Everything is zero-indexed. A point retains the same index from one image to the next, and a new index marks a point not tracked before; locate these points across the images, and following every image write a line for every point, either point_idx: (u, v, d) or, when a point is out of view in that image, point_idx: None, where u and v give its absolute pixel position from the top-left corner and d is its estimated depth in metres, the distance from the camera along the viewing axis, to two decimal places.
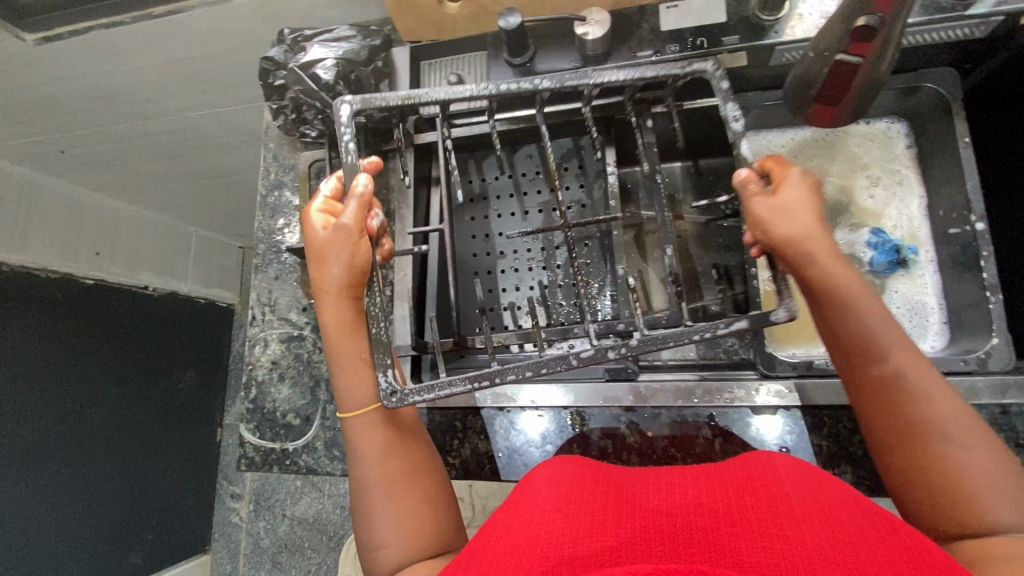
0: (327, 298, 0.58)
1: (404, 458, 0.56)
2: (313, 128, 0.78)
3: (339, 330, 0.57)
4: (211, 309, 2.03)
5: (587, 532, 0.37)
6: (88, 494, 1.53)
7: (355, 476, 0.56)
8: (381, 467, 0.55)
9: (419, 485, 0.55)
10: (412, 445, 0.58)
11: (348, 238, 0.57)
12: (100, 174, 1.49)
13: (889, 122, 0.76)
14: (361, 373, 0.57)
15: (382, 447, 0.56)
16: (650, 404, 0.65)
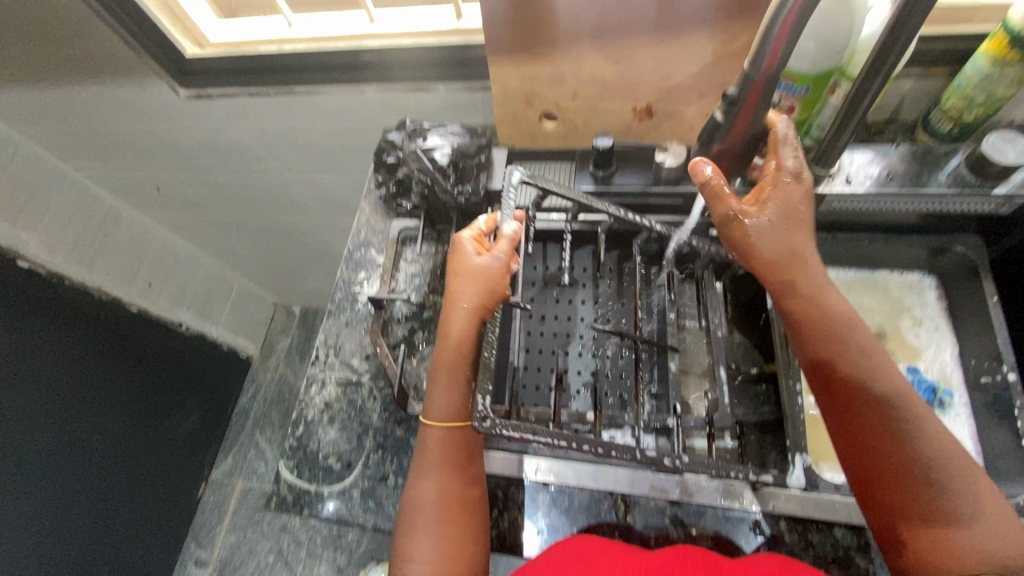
0: (453, 310, 0.63)
1: (461, 484, 0.62)
2: (409, 200, 0.89)
3: (458, 345, 0.63)
4: (232, 357, 2.05)
5: None
6: (61, 528, 1.44)
7: (414, 484, 0.61)
8: (439, 489, 0.60)
9: (461, 524, 0.60)
10: (471, 477, 0.63)
11: (495, 267, 0.64)
12: (178, 214, 1.62)
13: (921, 276, 0.85)
14: (452, 388, 0.63)
15: (444, 464, 0.61)
16: (697, 500, 0.67)
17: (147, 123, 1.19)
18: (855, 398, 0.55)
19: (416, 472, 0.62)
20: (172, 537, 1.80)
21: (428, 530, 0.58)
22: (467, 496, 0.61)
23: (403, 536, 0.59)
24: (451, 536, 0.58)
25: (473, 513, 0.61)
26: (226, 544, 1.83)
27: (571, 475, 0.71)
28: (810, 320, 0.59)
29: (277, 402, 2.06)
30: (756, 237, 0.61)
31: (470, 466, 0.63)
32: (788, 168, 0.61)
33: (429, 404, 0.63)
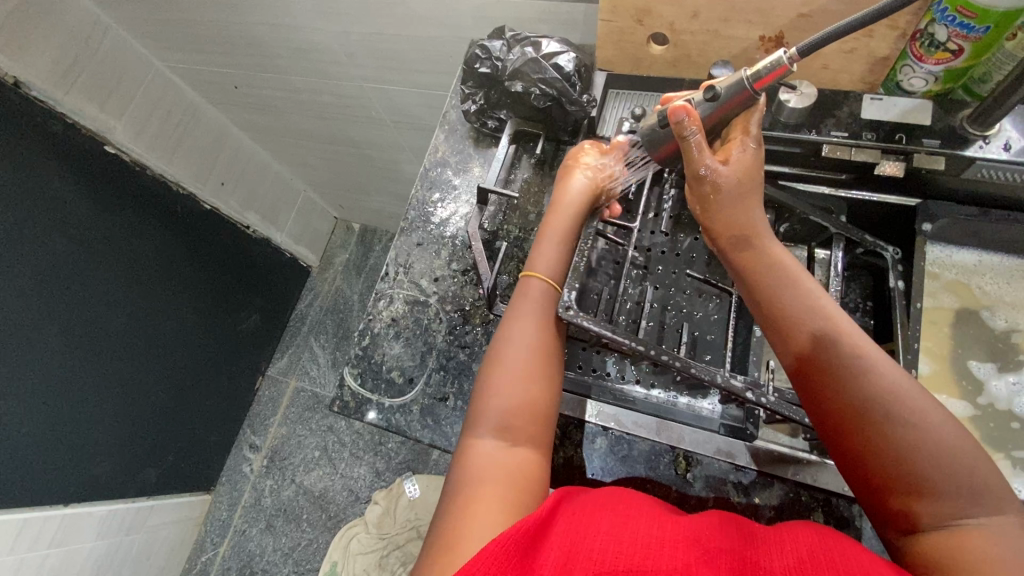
0: (563, 191, 0.72)
1: (542, 390, 0.59)
2: (494, 119, 0.86)
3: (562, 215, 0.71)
4: (293, 265, 2.12)
5: (643, 558, 0.43)
6: (139, 396, 1.59)
7: (487, 383, 0.60)
8: (514, 394, 0.58)
9: (545, 374, 0.60)
10: (558, 337, 0.64)
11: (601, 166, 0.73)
12: (252, 116, 1.62)
13: None
14: (558, 249, 0.69)
15: (541, 316, 0.64)
16: (763, 470, 0.65)
17: (231, 15, 1.17)
18: (820, 353, 0.52)
19: (510, 321, 0.64)
20: (231, 421, 1.97)
21: (513, 373, 0.59)
22: (553, 352, 0.63)
23: (489, 373, 0.60)
24: (536, 383, 0.59)
25: (556, 369, 0.62)
26: (277, 436, 1.98)
27: (630, 423, 0.69)
28: (769, 282, 0.57)
29: (332, 312, 2.14)
30: (720, 196, 0.61)
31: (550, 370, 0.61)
32: (752, 135, 0.62)
33: (534, 259, 0.68)
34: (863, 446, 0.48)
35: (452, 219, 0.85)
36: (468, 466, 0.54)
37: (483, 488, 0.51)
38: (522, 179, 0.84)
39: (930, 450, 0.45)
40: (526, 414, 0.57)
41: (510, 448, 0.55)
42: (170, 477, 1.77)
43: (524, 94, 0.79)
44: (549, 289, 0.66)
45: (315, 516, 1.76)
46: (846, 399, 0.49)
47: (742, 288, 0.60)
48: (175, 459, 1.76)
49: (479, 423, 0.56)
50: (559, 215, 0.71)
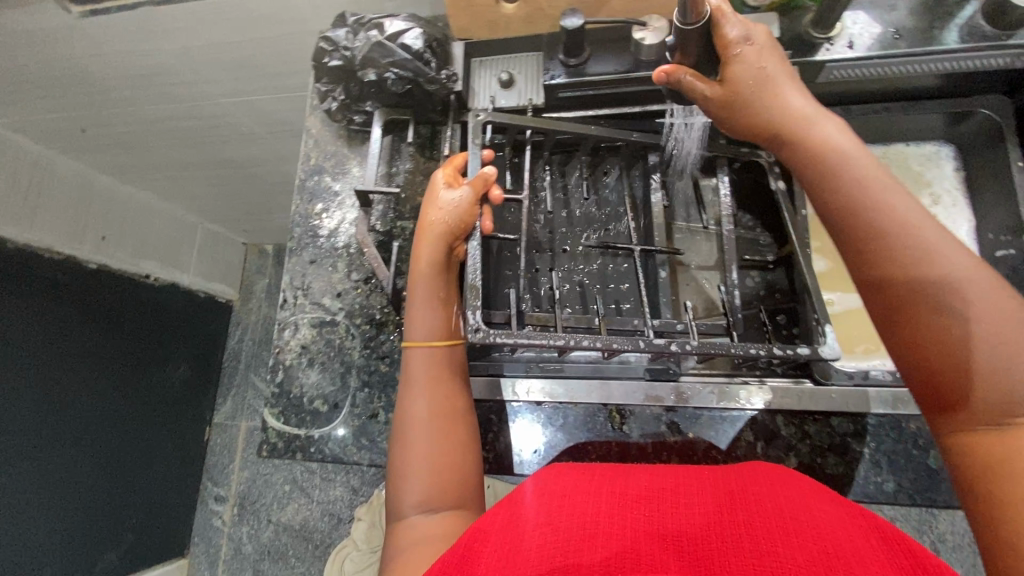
0: (424, 235, 0.65)
1: (456, 445, 0.58)
2: (359, 114, 0.80)
3: (427, 265, 0.65)
4: (211, 303, 1.99)
5: (580, 544, 0.42)
6: (73, 484, 1.46)
7: (399, 453, 0.57)
8: (427, 457, 0.56)
9: (453, 436, 0.59)
10: (459, 393, 0.62)
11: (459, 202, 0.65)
12: (115, 158, 1.47)
13: (939, 146, 0.81)
14: (431, 309, 0.64)
15: (433, 381, 0.61)
16: (692, 405, 0.67)
17: (49, 52, 1.04)
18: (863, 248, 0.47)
19: (405, 394, 0.61)
20: (187, 479, 1.86)
21: (420, 444, 0.57)
22: (458, 408, 0.61)
23: (396, 452, 0.58)
24: (445, 447, 0.58)
25: (465, 425, 0.60)
26: (242, 481, 1.89)
27: (561, 392, 0.70)
28: (809, 182, 0.53)
29: (265, 342, 2.04)
30: (734, 110, 0.58)
31: (460, 429, 0.60)
32: (737, 40, 0.57)
33: (412, 328, 0.63)
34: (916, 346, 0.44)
35: (341, 228, 0.80)
36: (399, 546, 0.52)
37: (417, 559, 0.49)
38: (404, 171, 0.80)
39: (998, 354, 0.40)
40: (442, 476, 0.56)
41: (438, 517, 0.53)
42: (135, 555, 1.66)
43: (380, 82, 0.73)
44: (434, 349, 0.62)
45: (301, 549, 1.70)
46: (892, 294, 0.45)
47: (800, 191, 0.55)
48: (135, 535, 1.65)
49: (400, 491, 0.55)
50: (424, 271, 0.64)
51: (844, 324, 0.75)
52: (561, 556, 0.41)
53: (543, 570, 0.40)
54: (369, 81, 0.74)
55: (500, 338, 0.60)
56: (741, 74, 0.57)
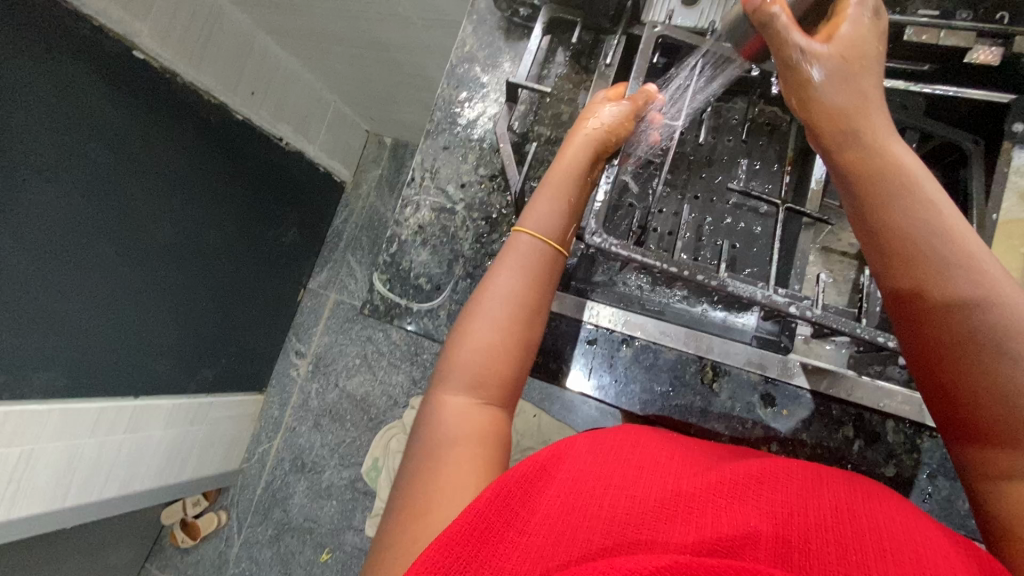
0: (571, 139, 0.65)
1: (512, 352, 0.58)
2: (526, 6, 0.78)
3: (566, 171, 0.64)
4: (327, 179, 2.12)
5: (653, 520, 0.43)
6: (190, 303, 1.69)
7: (457, 348, 0.57)
8: (483, 359, 0.56)
9: (523, 336, 0.58)
10: (542, 296, 0.61)
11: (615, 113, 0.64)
12: (276, 18, 1.54)
13: None
14: (555, 205, 0.63)
15: (524, 274, 0.60)
16: (794, 383, 0.66)
17: None
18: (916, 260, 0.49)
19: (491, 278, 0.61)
20: (277, 329, 2.09)
21: (492, 330, 0.57)
22: (537, 310, 0.60)
23: (465, 327, 0.59)
24: (511, 343, 0.57)
25: (535, 330, 0.60)
26: (321, 344, 2.09)
27: (656, 331, 0.68)
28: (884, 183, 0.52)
29: (366, 228, 2.16)
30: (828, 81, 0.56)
31: (522, 341, 0.59)
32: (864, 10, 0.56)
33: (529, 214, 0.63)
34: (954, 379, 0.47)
35: (480, 120, 0.81)
36: (437, 412, 0.54)
37: (452, 454, 0.50)
38: (556, 75, 0.78)
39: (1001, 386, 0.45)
40: (491, 380, 0.56)
41: (475, 415, 0.54)
42: (225, 378, 1.91)
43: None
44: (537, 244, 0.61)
45: (357, 417, 1.90)
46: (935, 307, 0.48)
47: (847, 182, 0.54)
48: (227, 362, 1.90)
49: (447, 382, 0.56)
50: (561, 176, 0.64)
51: None
52: (634, 527, 0.42)
53: (609, 539, 0.42)
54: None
55: (613, 244, 0.62)
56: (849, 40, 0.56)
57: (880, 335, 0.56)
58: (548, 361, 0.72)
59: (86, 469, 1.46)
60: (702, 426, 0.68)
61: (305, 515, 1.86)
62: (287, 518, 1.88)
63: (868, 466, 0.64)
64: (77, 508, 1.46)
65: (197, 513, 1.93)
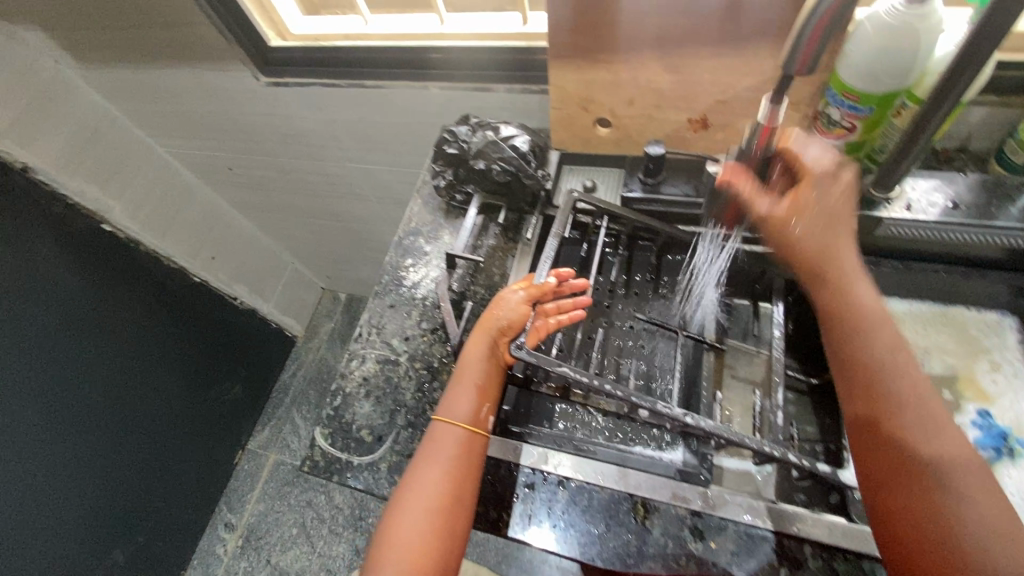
0: (480, 331, 0.76)
1: (448, 526, 0.65)
2: (463, 191, 0.95)
3: (473, 355, 0.74)
4: (280, 336, 2.15)
5: None
6: (112, 474, 1.55)
7: (390, 527, 0.65)
8: (413, 537, 0.64)
9: (443, 525, 0.65)
10: (466, 483, 0.67)
11: (514, 303, 0.75)
12: (245, 195, 1.72)
13: (999, 315, 0.83)
14: (469, 395, 0.72)
15: (448, 464, 0.68)
16: (719, 514, 0.70)
17: (231, 105, 1.30)
18: (884, 403, 0.60)
19: (417, 469, 0.68)
20: (209, 497, 1.91)
21: (412, 526, 0.64)
22: (461, 497, 0.66)
23: (391, 523, 0.65)
24: (434, 532, 0.64)
25: (460, 518, 0.66)
26: (254, 513, 1.91)
27: (590, 472, 0.73)
28: (857, 334, 0.64)
29: (315, 381, 2.16)
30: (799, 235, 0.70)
31: (456, 520, 0.65)
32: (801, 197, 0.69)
33: (447, 405, 0.72)
34: (933, 523, 0.53)
35: (423, 282, 0.91)
36: None
37: None
38: (488, 245, 0.92)
39: (972, 522, 0.52)
40: (421, 563, 0.62)
41: None
42: (137, 561, 1.67)
43: (486, 170, 0.88)
44: (458, 433, 0.70)
45: None
46: (895, 450, 0.57)
47: (839, 335, 0.66)
48: (144, 542, 1.68)
49: (379, 566, 0.62)
50: (469, 367, 0.73)
51: None
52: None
53: None
54: (477, 168, 0.89)
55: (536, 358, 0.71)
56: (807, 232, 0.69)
57: (768, 446, 0.66)
58: (487, 509, 0.73)
59: None
60: (639, 567, 0.69)
61: None
62: None
63: None
64: None
65: None
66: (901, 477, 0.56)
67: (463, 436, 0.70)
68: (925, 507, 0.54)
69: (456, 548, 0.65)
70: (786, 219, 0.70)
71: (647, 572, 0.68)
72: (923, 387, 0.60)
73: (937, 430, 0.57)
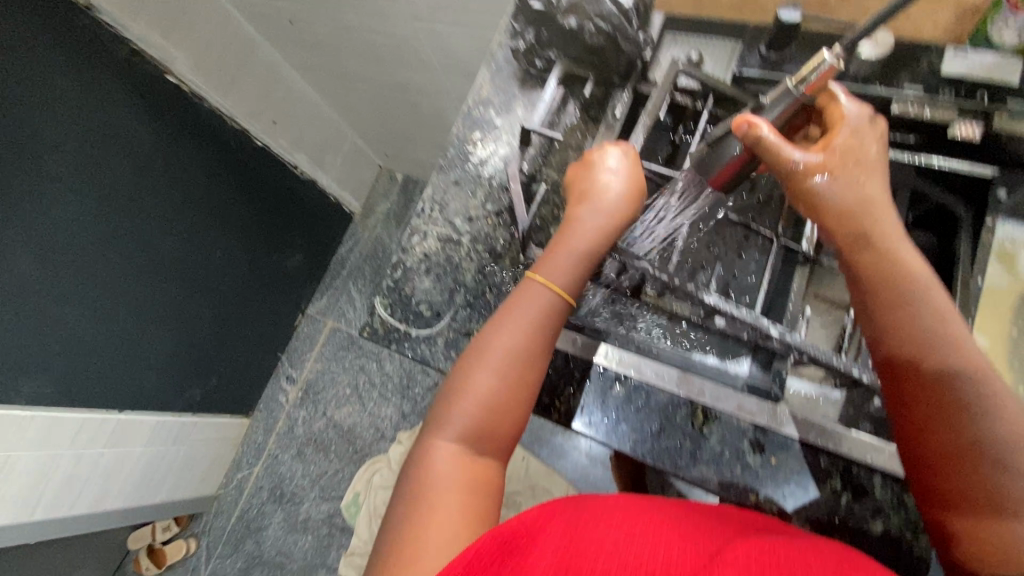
0: (586, 203, 0.70)
1: (516, 396, 0.62)
2: (543, 58, 0.83)
3: (575, 225, 0.69)
4: (338, 210, 2.17)
5: None
6: (186, 319, 1.68)
7: (460, 386, 0.62)
8: (478, 398, 0.61)
9: (513, 393, 0.62)
10: (543, 348, 0.65)
11: (623, 180, 0.70)
12: (306, 56, 1.63)
13: None
14: (571, 261, 0.67)
15: (527, 328, 0.64)
16: (783, 432, 0.68)
17: None
18: (921, 372, 0.55)
19: (500, 322, 0.64)
20: (272, 352, 2.08)
21: (484, 386, 0.61)
22: (532, 366, 0.64)
23: (460, 379, 0.62)
24: (504, 396, 0.62)
25: (529, 388, 0.63)
26: (313, 370, 2.08)
27: (651, 373, 0.71)
28: (893, 297, 0.57)
29: (371, 259, 2.21)
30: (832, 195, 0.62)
31: (524, 392, 0.63)
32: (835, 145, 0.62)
33: (545, 263, 0.67)
34: (967, 496, 0.51)
35: (490, 160, 0.84)
36: (420, 461, 0.58)
37: (443, 498, 0.55)
38: (567, 124, 0.83)
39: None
40: (489, 424, 0.60)
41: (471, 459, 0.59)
42: (212, 398, 1.88)
43: (578, 30, 0.80)
44: (551, 296, 0.66)
45: (342, 448, 1.87)
46: (951, 435, 0.52)
47: (868, 299, 0.59)
48: (217, 382, 1.88)
49: (447, 419, 0.60)
50: (573, 234, 0.68)
51: None
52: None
53: None
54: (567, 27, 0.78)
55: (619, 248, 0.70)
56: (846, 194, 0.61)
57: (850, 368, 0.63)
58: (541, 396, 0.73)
59: (61, 482, 1.44)
60: (691, 470, 0.68)
61: (279, 547, 1.82)
62: (259, 550, 1.84)
63: (855, 520, 0.64)
64: (42, 521, 1.43)
65: (165, 540, 1.87)
66: (951, 459, 0.52)
67: (552, 300, 0.65)
68: (971, 486, 0.51)
69: (527, 414, 0.64)
70: (820, 169, 0.62)
71: (698, 475, 0.68)
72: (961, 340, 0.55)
73: (981, 411, 0.52)
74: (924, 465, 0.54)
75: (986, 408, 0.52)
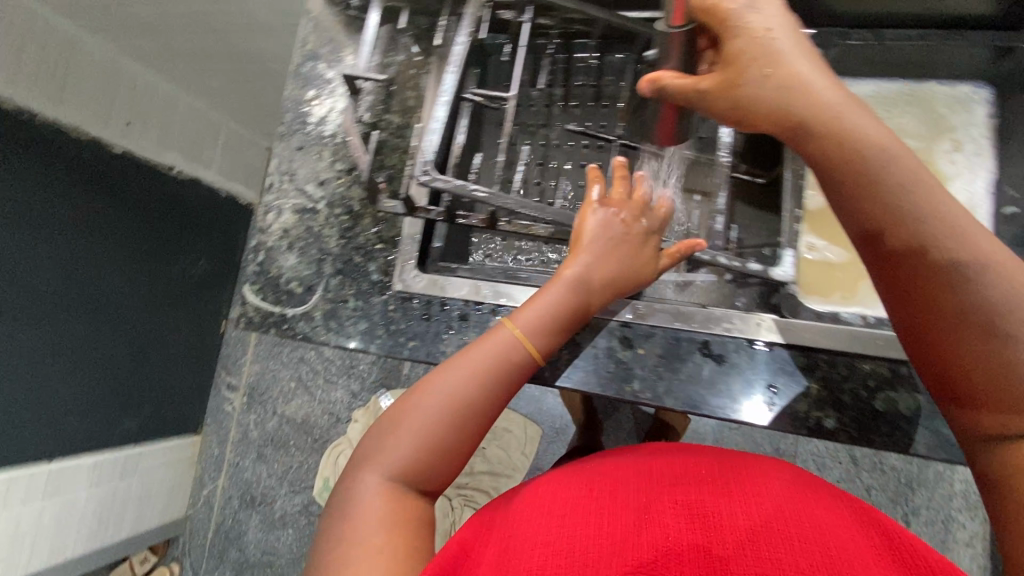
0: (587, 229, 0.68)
1: (461, 432, 0.59)
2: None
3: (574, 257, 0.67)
4: (232, 204, 2.04)
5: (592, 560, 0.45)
6: (93, 353, 1.58)
7: (398, 421, 0.59)
8: (421, 435, 0.58)
9: (457, 428, 0.59)
10: (509, 385, 0.62)
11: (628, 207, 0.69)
12: (141, 43, 1.47)
13: (975, 87, 0.78)
14: (556, 296, 0.66)
15: (487, 365, 0.61)
16: (648, 323, 0.78)
17: None
18: (903, 265, 0.50)
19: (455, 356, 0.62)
20: (205, 365, 1.99)
21: (428, 420, 0.58)
22: (484, 400, 0.60)
23: (399, 414, 0.60)
24: (447, 431, 0.59)
25: (472, 421, 0.60)
26: (252, 373, 2.00)
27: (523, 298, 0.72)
28: (857, 198, 0.52)
29: None
30: (748, 101, 0.55)
31: (468, 427, 0.60)
32: (740, 45, 0.54)
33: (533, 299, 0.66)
34: (981, 376, 0.48)
35: (330, 117, 0.80)
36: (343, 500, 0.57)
37: (360, 541, 0.52)
38: (397, 63, 0.79)
39: None
40: (425, 457, 0.58)
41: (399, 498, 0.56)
42: (150, 425, 1.81)
43: None
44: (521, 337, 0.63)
45: (301, 440, 1.86)
46: (951, 316, 0.48)
47: (835, 198, 0.54)
48: (152, 409, 1.81)
49: (380, 454, 0.58)
50: (567, 266, 0.67)
51: (828, 271, 0.77)
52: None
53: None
54: None
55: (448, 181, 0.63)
56: (758, 93, 0.54)
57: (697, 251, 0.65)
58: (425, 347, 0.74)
59: None
60: (573, 376, 0.78)
61: (263, 549, 1.81)
62: (243, 556, 1.83)
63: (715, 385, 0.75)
64: None
65: (148, 570, 1.87)
66: (957, 344, 0.49)
67: (527, 340, 0.63)
68: (984, 371, 0.47)
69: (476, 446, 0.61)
70: (730, 80, 0.56)
71: (582, 379, 0.78)
72: (952, 211, 0.49)
73: (977, 276, 0.47)
74: (927, 357, 0.52)
75: (991, 278, 0.47)
